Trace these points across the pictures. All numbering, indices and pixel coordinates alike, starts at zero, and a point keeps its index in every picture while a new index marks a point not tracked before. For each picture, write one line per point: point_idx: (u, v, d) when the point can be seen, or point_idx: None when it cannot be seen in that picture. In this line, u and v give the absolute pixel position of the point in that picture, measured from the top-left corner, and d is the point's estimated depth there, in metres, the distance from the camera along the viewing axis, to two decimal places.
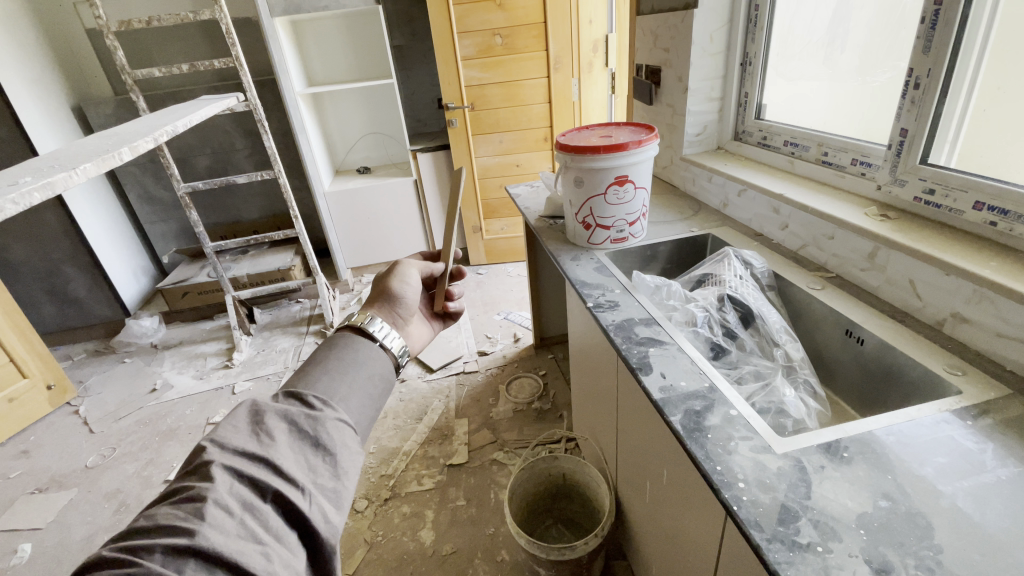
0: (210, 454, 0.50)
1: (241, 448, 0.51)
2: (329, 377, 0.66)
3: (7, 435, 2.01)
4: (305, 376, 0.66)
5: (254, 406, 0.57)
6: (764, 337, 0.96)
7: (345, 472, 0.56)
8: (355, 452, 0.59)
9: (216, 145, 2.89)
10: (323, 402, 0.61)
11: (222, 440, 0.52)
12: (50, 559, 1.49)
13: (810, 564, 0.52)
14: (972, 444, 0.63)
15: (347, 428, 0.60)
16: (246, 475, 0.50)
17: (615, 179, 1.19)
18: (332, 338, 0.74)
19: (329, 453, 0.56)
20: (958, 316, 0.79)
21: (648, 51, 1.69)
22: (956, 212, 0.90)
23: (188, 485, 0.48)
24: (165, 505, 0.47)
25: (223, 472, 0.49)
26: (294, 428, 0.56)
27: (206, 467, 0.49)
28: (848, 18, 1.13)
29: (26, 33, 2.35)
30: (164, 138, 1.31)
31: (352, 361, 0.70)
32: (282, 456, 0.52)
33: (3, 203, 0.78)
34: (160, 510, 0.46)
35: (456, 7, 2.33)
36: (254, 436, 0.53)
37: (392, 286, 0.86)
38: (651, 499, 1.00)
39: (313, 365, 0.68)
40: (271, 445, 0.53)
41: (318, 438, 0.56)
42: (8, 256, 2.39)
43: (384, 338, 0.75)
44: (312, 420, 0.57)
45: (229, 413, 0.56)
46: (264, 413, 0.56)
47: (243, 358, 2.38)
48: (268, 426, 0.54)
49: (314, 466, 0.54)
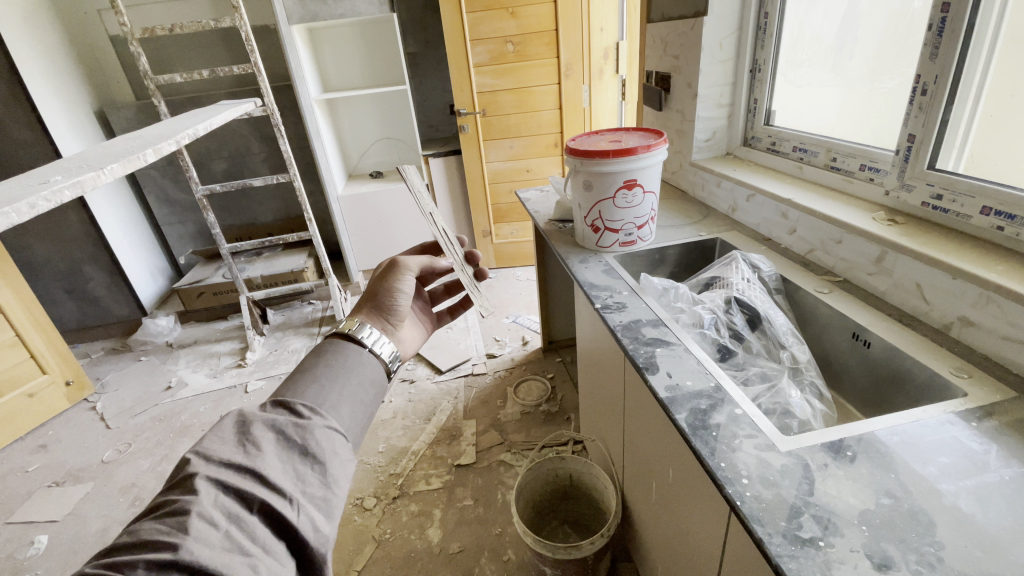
0: (194, 467, 0.50)
1: (227, 460, 0.51)
2: (318, 386, 0.67)
3: (25, 429, 2.06)
4: (294, 386, 0.67)
5: (241, 416, 0.57)
6: (771, 340, 0.97)
7: (336, 479, 0.56)
8: (346, 459, 0.59)
9: (232, 150, 2.96)
10: (311, 410, 0.61)
11: (208, 451, 0.52)
12: (66, 550, 1.53)
13: (812, 558, 0.53)
14: (976, 444, 0.64)
15: (337, 435, 0.60)
16: (232, 487, 0.49)
17: (624, 184, 1.20)
18: (322, 345, 0.76)
19: (318, 461, 0.56)
20: (964, 320, 0.80)
21: (659, 57, 1.71)
22: (963, 217, 0.91)
23: (172, 499, 0.47)
24: (148, 519, 0.46)
25: (207, 484, 0.49)
26: (281, 437, 0.56)
27: (190, 480, 0.49)
28: (857, 26, 1.14)
29: (55, 39, 2.44)
30: (186, 139, 1.35)
31: (341, 369, 0.71)
32: (269, 467, 0.52)
33: (36, 200, 0.81)
34: (143, 526, 0.45)
35: (469, 15, 2.37)
36: (240, 447, 0.53)
37: (382, 295, 0.88)
38: (657, 498, 1.01)
39: (302, 373, 0.69)
40: (258, 455, 0.53)
41: (306, 447, 0.56)
42: (31, 255, 2.46)
43: (374, 344, 0.78)
44: (300, 429, 0.57)
45: (215, 424, 0.56)
46: (251, 423, 0.56)
47: (256, 358, 2.42)
48: (254, 436, 0.54)
49: (303, 474, 0.54)
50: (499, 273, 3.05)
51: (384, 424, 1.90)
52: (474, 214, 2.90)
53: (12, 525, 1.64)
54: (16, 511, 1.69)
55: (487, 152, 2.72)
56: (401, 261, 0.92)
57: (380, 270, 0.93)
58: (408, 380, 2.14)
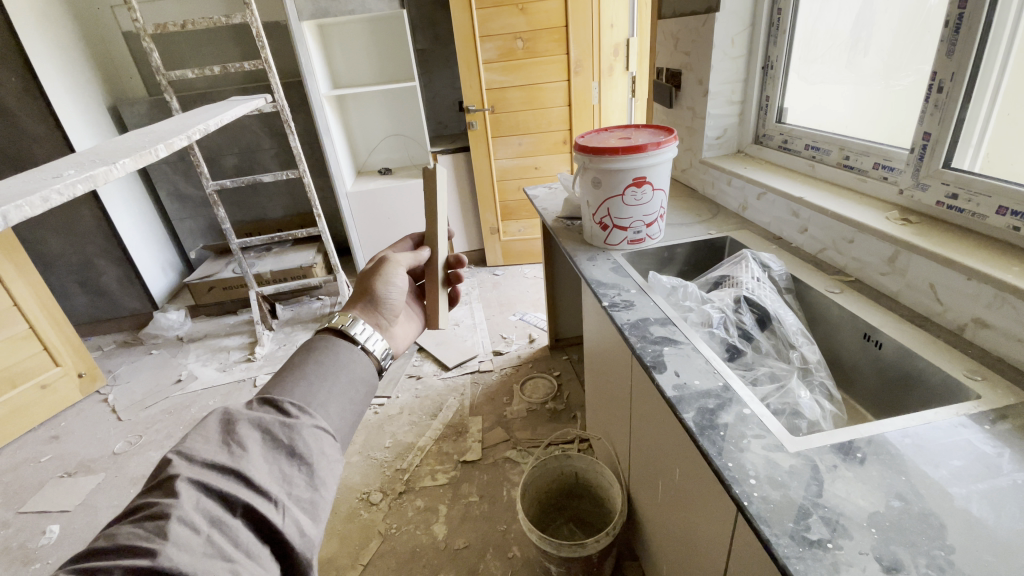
0: (176, 468, 0.50)
1: (210, 460, 0.51)
2: (307, 384, 0.68)
3: (38, 420, 2.10)
4: (283, 383, 0.67)
5: (226, 415, 0.57)
6: (781, 340, 0.96)
7: (323, 481, 0.57)
8: (334, 459, 0.59)
9: (242, 146, 2.98)
10: (299, 409, 0.61)
11: (190, 452, 0.52)
12: (77, 539, 1.55)
13: (821, 560, 0.52)
14: (989, 448, 0.63)
15: (325, 435, 0.60)
16: (215, 489, 0.49)
17: (633, 180, 1.19)
18: (313, 340, 0.76)
19: (305, 462, 0.56)
20: (979, 322, 0.79)
21: (669, 54, 1.70)
22: (979, 217, 0.89)
23: (152, 502, 0.47)
24: (127, 523, 0.46)
25: (189, 486, 0.48)
26: (268, 437, 0.56)
27: (172, 481, 0.48)
28: (872, 21, 1.13)
29: (69, 35, 2.46)
30: (197, 134, 1.35)
31: (330, 365, 0.71)
32: (253, 468, 0.52)
33: (49, 193, 0.82)
34: (122, 530, 0.45)
35: (478, 11, 2.37)
36: (224, 447, 0.53)
37: (378, 287, 0.87)
38: (663, 497, 1.00)
39: (291, 371, 0.70)
40: (243, 455, 0.53)
41: (293, 447, 0.56)
42: (45, 249, 2.50)
43: (367, 341, 0.77)
44: (287, 428, 0.58)
45: (200, 423, 0.56)
46: (237, 422, 0.56)
47: (265, 352, 2.45)
48: (239, 436, 0.54)
49: (289, 476, 0.54)
50: (507, 270, 3.06)
51: (390, 419, 1.91)
52: (481, 211, 2.89)
53: (24, 515, 1.67)
54: (28, 501, 1.72)
55: (496, 149, 2.72)
56: (388, 255, 0.95)
57: (371, 265, 0.93)
58: (414, 377, 2.15)
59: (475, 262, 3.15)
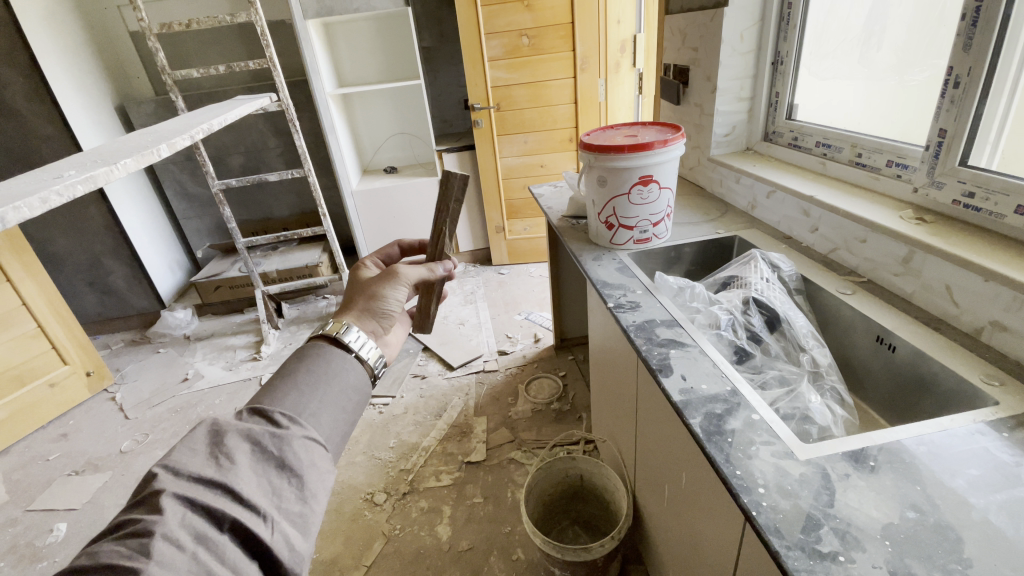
0: (162, 482, 0.49)
1: (197, 474, 0.50)
2: (299, 393, 0.66)
3: (47, 418, 2.11)
4: (274, 392, 0.66)
5: (214, 426, 0.56)
6: (791, 343, 0.94)
7: (313, 493, 0.56)
8: (325, 471, 0.59)
9: (248, 144, 2.99)
10: (289, 419, 0.60)
11: (177, 465, 0.51)
12: (83, 538, 1.56)
13: (831, 573, 0.51)
14: (1009, 456, 0.60)
15: (316, 446, 0.60)
16: (202, 504, 0.48)
17: (639, 180, 1.17)
18: (305, 348, 0.75)
19: (294, 474, 0.55)
20: (996, 325, 0.76)
21: (677, 50, 1.67)
22: (997, 216, 0.86)
23: (135, 519, 0.46)
24: (110, 541, 0.45)
25: (174, 502, 0.47)
26: (258, 447, 0.55)
27: (157, 497, 0.47)
28: (885, 14, 1.09)
29: (76, 34, 2.47)
30: (200, 135, 1.35)
31: (322, 373, 0.71)
32: (242, 481, 0.51)
33: (49, 193, 0.81)
34: (104, 548, 0.44)
35: (484, 7, 2.34)
36: (212, 460, 0.52)
37: (378, 298, 0.86)
38: (669, 501, 0.98)
39: (281, 379, 0.69)
40: (230, 469, 0.52)
41: (283, 458, 0.56)
42: (54, 248, 2.52)
43: (360, 348, 0.76)
44: (277, 439, 0.57)
45: (186, 435, 0.54)
46: (225, 433, 0.55)
47: (271, 350, 2.46)
48: (227, 448, 0.53)
49: (279, 489, 0.53)
50: (512, 269, 3.05)
51: (395, 419, 1.91)
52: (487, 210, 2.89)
53: (32, 513, 1.68)
54: (37, 499, 1.74)
55: (501, 147, 2.70)
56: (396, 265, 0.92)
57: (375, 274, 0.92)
58: (419, 376, 2.14)
59: (480, 261, 3.15)
